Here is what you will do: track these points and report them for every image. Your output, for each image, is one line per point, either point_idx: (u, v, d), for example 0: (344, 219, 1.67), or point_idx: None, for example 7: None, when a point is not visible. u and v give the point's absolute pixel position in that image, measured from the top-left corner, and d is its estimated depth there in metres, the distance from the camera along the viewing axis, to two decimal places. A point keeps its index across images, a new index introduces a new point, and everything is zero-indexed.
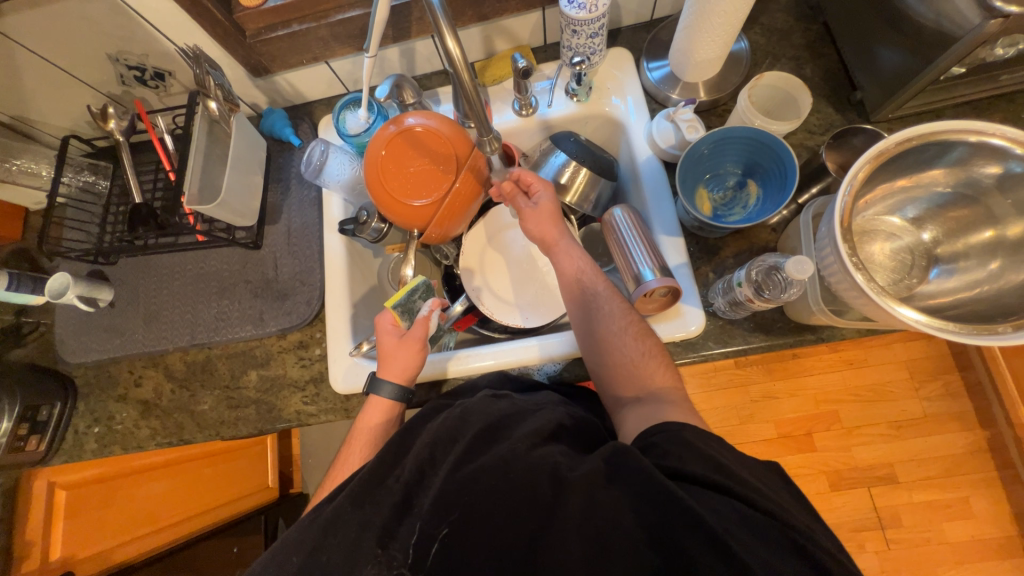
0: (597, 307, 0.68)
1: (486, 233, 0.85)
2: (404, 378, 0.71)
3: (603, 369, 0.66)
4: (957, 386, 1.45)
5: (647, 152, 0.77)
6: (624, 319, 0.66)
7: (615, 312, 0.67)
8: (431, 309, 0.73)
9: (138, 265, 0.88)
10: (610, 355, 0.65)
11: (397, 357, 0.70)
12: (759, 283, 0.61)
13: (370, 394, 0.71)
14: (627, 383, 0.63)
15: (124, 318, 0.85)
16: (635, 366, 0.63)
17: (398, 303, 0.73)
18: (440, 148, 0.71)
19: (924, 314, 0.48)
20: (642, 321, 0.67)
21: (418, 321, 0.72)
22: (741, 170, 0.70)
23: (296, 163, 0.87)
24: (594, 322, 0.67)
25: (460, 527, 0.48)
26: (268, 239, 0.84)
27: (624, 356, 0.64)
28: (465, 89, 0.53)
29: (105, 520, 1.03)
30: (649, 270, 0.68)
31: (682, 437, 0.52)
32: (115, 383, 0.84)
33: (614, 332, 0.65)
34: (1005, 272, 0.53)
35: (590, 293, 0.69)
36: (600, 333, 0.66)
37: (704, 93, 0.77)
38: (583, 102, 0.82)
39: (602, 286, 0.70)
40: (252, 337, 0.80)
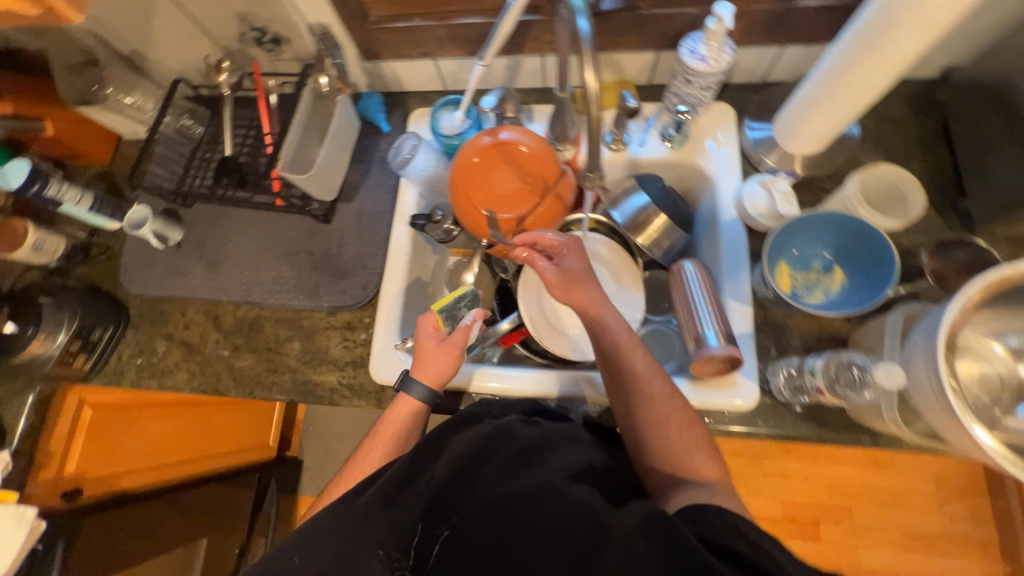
0: (637, 390, 0.63)
1: None
2: (436, 382, 0.70)
3: (643, 450, 0.63)
4: (985, 512, 1.37)
5: (731, 213, 0.75)
6: (669, 406, 0.62)
7: (654, 392, 0.63)
8: (474, 320, 0.72)
9: (211, 212, 0.90)
10: (652, 435, 0.62)
11: (432, 360, 0.70)
12: (833, 377, 0.58)
13: (401, 390, 0.71)
14: (670, 463, 0.61)
15: (187, 261, 0.88)
16: (677, 449, 0.61)
17: (444, 307, 0.73)
18: (530, 169, 0.71)
19: (995, 441, 0.46)
20: (687, 407, 0.64)
21: (459, 330, 0.71)
22: (830, 254, 0.68)
23: (381, 148, 0.88)
24: (633, 402, 0.64)
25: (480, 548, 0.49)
26: (339, 216, 0.86)
27: (665, 438, 0.61)
28: (590, 125, 0.54)
29: (118, 446, 1.05)
30: (713, 334, 0.66)
31: (727, 517, 0.50)
32: (165, 320, 0.86)
33: (654, 417, 0.62)
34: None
35: (631, 373, 0.64)
36: (638, 414, 0.63)
37: (800, 166, 0.76)
38: (676, 149, 0.81)
39: (641, 365, 0.64)
40: (304, 306, 0.82)
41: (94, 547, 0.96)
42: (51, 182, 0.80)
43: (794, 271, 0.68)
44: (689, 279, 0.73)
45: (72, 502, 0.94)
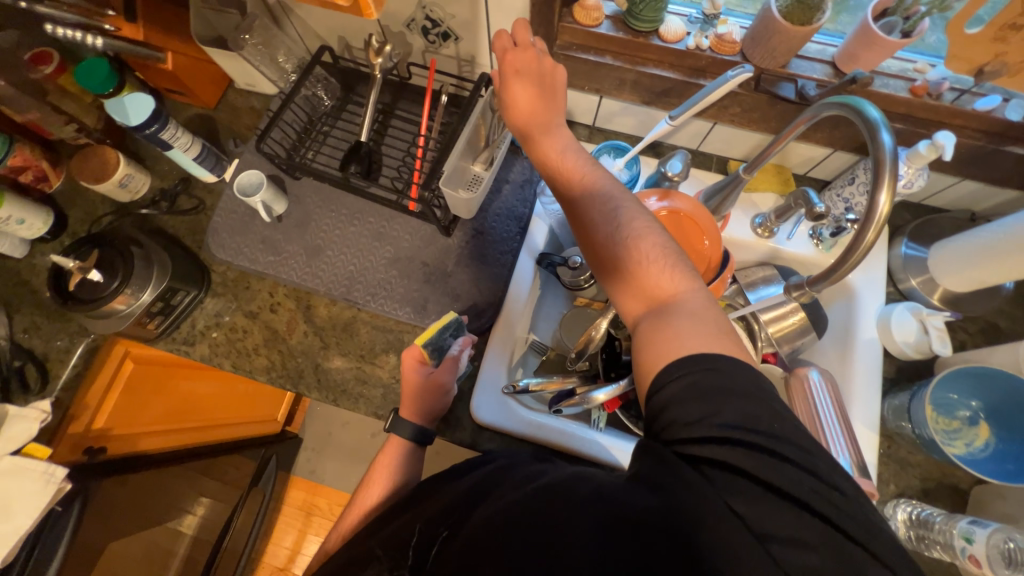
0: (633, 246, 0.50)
1: None
2: (427, 418, 0.68)
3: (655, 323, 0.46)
4: None
5: (872, 333, 0.73)
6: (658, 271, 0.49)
7: (610, 208, 0.52)
8: (462, 348, 0.70)
9: (321, 192, 0.84)
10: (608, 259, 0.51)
11: (421, 398, 0.67)
12: (1002, 555, 0.54)
13: (389, 431, 0.68)
14: (635, 294, 0.49)
15: (287, 239, 0.82)
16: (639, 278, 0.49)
17: (429, 340, 0.67)
18: (699, 246, 0.68)
19: None
20: (671, 245, 0.50)
21: (447, 365, 0.68)
22: (978, 406, 0.66)
23: (517, 170, 0.84)
24: (589, 222, 0.53)
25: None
26: (459, 231, 0.81)
27: (617, 255, 0.50)
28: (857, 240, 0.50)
29: (144, 405, 0.97)
30: (847, 461, 0.64)
31: None
32: (250, 296, 0.80)
33: (609, 232, 0.51)
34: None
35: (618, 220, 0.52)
36: (588, 230, 0.53)
37: (937, 296, 0.75)
38: (824, 251, 0.78)
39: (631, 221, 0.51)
40: (407, 321, 0.77)
41: (107, 507, 0.88)
42: (169, 126, 0.73)
43: (940, 415, 0.65)
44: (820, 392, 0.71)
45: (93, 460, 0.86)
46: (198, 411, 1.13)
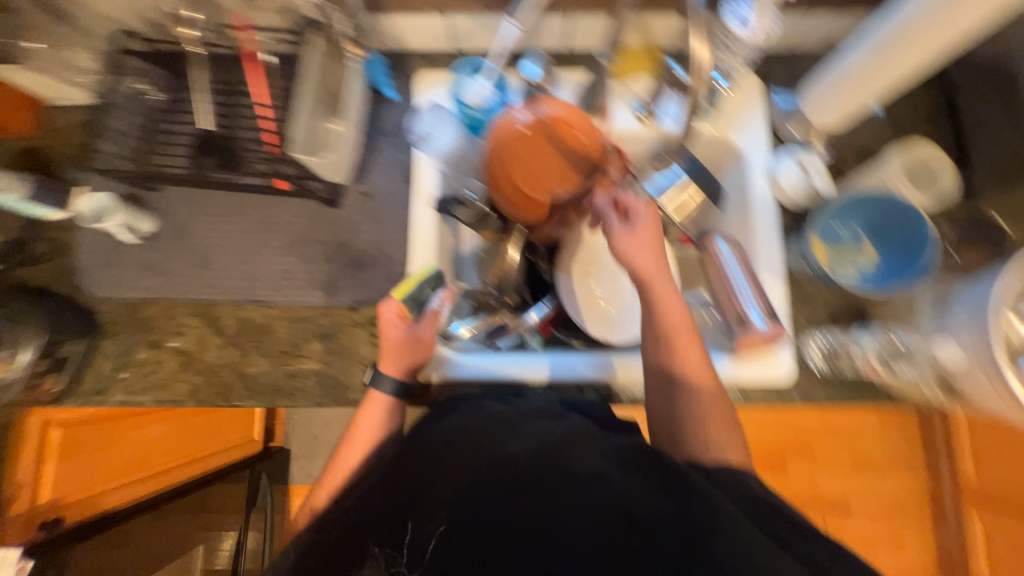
0: (685, 377, 0.64)
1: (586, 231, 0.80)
2: (406, 374, 0.70)
3: (669, 431, 0.64)
4: (918, 436, 1.60)
5: (765, 190, 0.76)
6: (707, 395, 0.63)
7: (694, 345, 0.65)
8: (441, 304, 0.71)
9: (188, 197, 0.77)
10: (672, 388, 0.64)
11: (400, 352, 0.69)
12: (885, 352, 0.67)
13: (370, 387, 0.70)
14: (669, 415, 0.64)
15: (168, 256, 0.75)
16: (694, 404, 0.63)
17: (408, 295, 0.70)
18: (577, 148, 0.66)
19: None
20: (716, 373, 0.65)
21: (428, 319, 0.70)
22: (863, 229, 0.73)
23: (389, 118, 0.79)
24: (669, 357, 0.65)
25: (492, 543, 0.48)
26: (347, 198, 0.77)
27: (687, 390, 0.64)
28: None
29: (92, 464, 0.94)
30: (758, 314, 0.69)
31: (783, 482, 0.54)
32: (149, 327, 0.74)
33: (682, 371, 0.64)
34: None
35: (665, 346, 0.65)
36: (664, 370, 0.65)
37: (819, 143, 0.77)
38: (708, 122, 0.78)
39: (687, 351, 0.64)
40: (320, 303, 0.74)
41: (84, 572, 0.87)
42: None
43: (832, 247, 0.73)
44: (726, 257, 0.73)
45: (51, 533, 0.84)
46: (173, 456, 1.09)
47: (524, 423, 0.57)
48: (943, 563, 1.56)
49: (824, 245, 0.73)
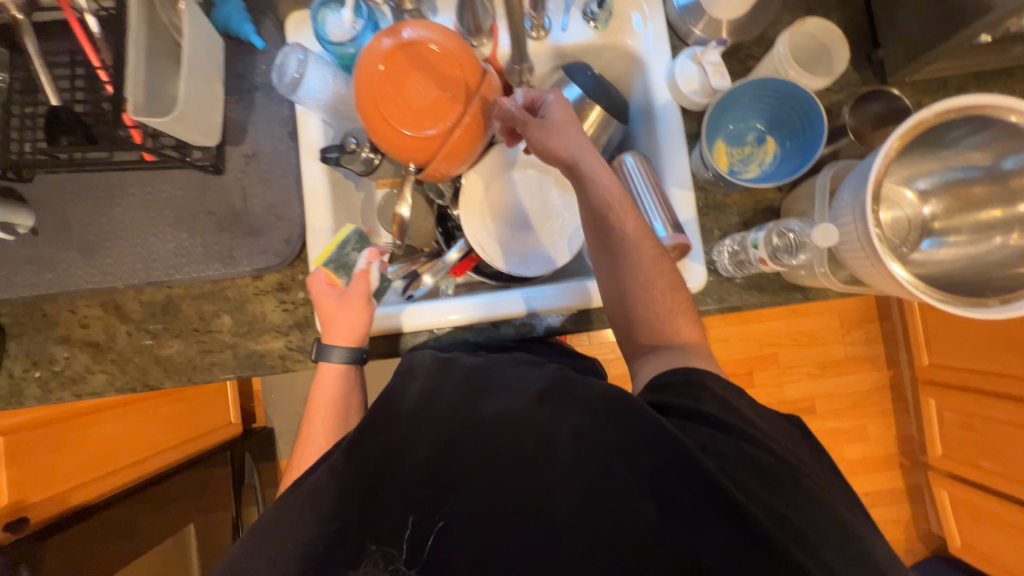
0: (632, 251, 0.62)
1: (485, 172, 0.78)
2: (352, 340, 0.67)
3: (620, 313, 0.65)
4: (877, 333, 1.63)
5: (666, 96, 0.72)
6: (655, 267, 0.62)
7: (646, 263, 0.62)
8: (369, 261, 0.68)
9: (62, 183, 0.71)
10: (637, 308, 0.63)
11: (338, 319, 0.66)
12: (775, 247, 0.61)
13: (318, 360, 0.68)
14: (648, 334, 0.63)
15: (54, 249, 0.71)
16: (660, 322, 0.63)
17: (330, 259, 0.68)
18: (448, 71, 0.63)
19: (908, 274, 0.51)
20: (673, 272, 0.64)
21: (357, 277, 0.67)
22: (763, 126, 0.71)
23: (262, 71, 0.74)
24: (621, 273, 0.63)
25: (465, 519, 0.48)
26: (231, 163, 0.73)
27: (650, 309, 0.62)
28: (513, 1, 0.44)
29: (53, 464, 0.93)
30: (661, 226, 0.67)
31: (701, 381, 0.55)
32: (53, 324, 0.72)
33: (643, 286, 0.62)
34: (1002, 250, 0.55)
35: (612, 232, 0.63)
36: (626, 287, 0.63)
37: (726, 34, 0.70)
38: (601, 29, 0.73)
39: (632, 226, 0.63)
40: (221, 276, 0.72)
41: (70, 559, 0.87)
42: None
43: (731, 148, 0.72)
44: (631, 173, 0.70)
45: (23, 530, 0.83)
46: (147, 440, 1.14)
47: (504, 382, 0.54)
48: (904, 447, 1.64)
49: (724, 147, 0.71)
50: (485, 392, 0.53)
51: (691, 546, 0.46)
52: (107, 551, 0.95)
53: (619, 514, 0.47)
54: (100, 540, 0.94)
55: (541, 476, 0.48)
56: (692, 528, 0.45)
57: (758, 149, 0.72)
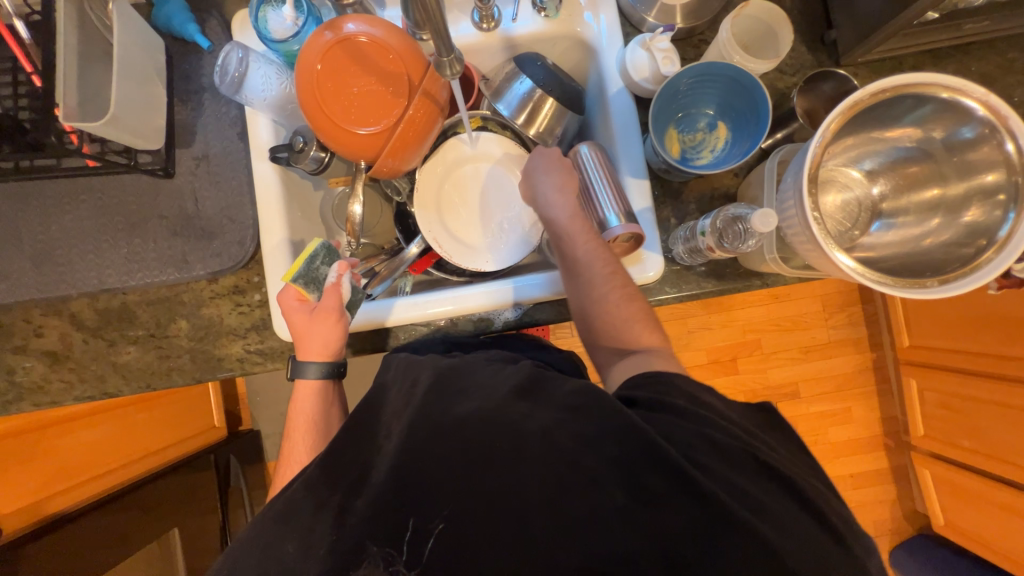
0: (585, 270, 0.64)
1: (442, 168, 0.78)
2: (327, 354, 0.66)
3: (583, 325, 0.67)
4: (859, 316, 1.61)
5: (619, 84, 0.71)
6: (609, 284, 0.63)
7: (599, 280, 0.63)
8: (341, 274, 0.66)
9: (11, 192, 0.70)
10: (597, 321, 0.64)
11: (313, 335, 0.65)
12: (721, 231, 0.61)
13: (295, 377, 0.67)
14: (612, 341, 0.65)
15: (4, 258, 0.70)
16: (620, 331, 0.64)
17: (297, 274, 0.63)
18: (387, 65, 0.63)
19: (855, 263, 0.51)
20: (628, 284, 0.65)
21: (330, 291, 0.64)
22: (714, 112, 0.71)
23: (208, 72, 0.73)
24: (579, 290, 0.65)
25: (467, 512, 0.45)
26: (181, 166, 0.72)
27: (609, 321, 0.64)
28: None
29: (26, 473, 0.92)
30: (614, 216, 0.66)
31: (667, 387, 0.54)
32: (8, 334, 0.71)
33: (598, 300, 0.63)
34: (947, 228, 0.55)
35: (569, 256, 0.65)
36: (585, 304, 0.64)
37: (680, 20, 0.69)
38: (552, 18, 0.72)
39: (585, 248, 0.65)
40: (176, 280, 0.71)
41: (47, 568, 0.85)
42: None
43: (682, 135, 0.72)
44: (585, 162, 0.70)
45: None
46: (130, 444, 1.15)
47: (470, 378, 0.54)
48: (889, 428, 1.63)
49: (675, 134, 0.72)
50: (431, 389, 0.53)
51: (664, 539, 0.44)
52: (97, 551, 0.95)
53: (564, 507, 0.46)
54: (90, 540, 0.95)
55: (511, 476, 0.46)
56: (637, 518, 0.45)
57: (710, 135, 0.72)
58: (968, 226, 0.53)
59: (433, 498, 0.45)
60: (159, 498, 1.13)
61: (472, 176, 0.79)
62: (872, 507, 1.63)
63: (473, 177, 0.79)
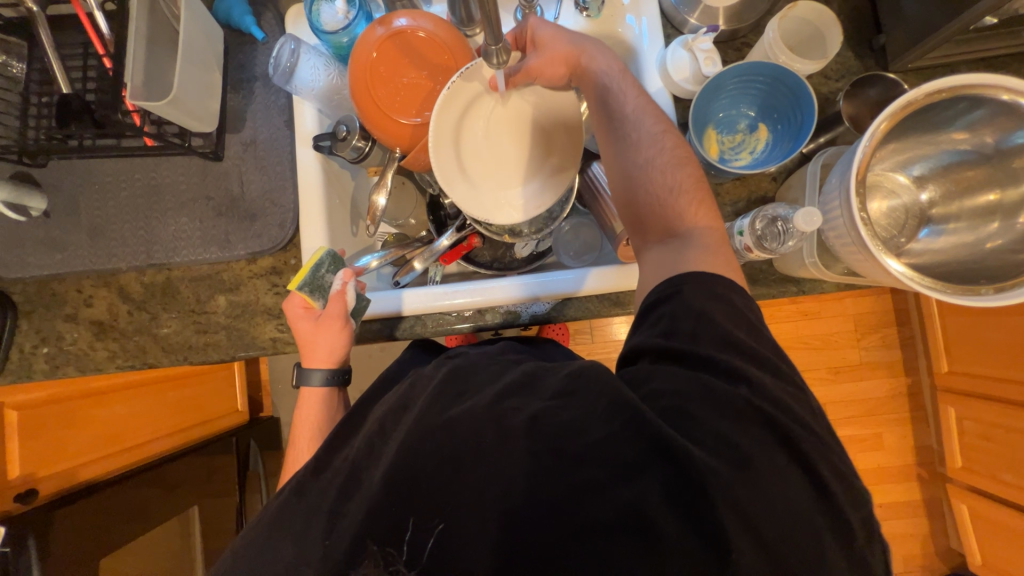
0: (633, 127, 0.59)
1: (454, 152, 0.64)
2: (332, 361, 0.66)
3: (628, 209, 0.59)
4: (895, 338, 1.55)
5: (658, 85, 0.71)
6: (659, 143, 0.58)
7: (648, 138, 0.58)
8: (346, 281, 0.65)
9: (75, 170, 0.74)
10: (641, 189, 0.57)
11: (319, 342, 0.64)
12: (760, 234, 0.60)
13: (300, 385, 0.66)
14: (656, 220, 0.56)
15: (64, 231, 0.74)
16: (667, 199, 0.56)
17: (304, 282, 0.64)
18: (438, 60, 0.65)
19: (910, 271, 0.50)
20: (680, 146, 0.58)
21: (334, 298, 0.64)
22: (755, 113, 0.71)
23: (261, 62, 0.76)
24: (625, 149, 0.59)
25: (467, 514, 0.43)
26: (230, 150, 0.75)
27: (656, 190, 0.56)
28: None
29: (66, 441, 0.93)
30: None
31: (683, 301, 0.49)
32: (61, 302, 0.75)
33: (646, 162, 0.57)
34: (1004, 233, 0.53)
35: (615, 111, 0.60)
36: (631, 161, 0.58)
37: (724, 22, 0.69)
38: (594, 18, 0.73)
39: (633, 107, 0.59)
40: (217, 259, 0.74)
41: (70, 535, 0.86)
42: None
43: (721, 136, 0.71)
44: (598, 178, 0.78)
45: (31, 502, 0.83)
46: (175, 417, 1.20)
47: (483, 370, 0.53)
48: (924, 458, 1.55)
49: (714, 135, 0.71)
50: (449, 377, 0.52)
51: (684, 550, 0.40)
52: (121, 520, 0.98)
53: None
54: (118, 509, 0.97)
55: (513, 480, 0.43)
56: None
57: (750, 137, 0.71)
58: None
59: (436, 491, 0.43)
60: (184, 474, 1.16)
61: (479, 121, 0.67)
62: (900, 540, 1.55)
63: (473, 128, 0.66)
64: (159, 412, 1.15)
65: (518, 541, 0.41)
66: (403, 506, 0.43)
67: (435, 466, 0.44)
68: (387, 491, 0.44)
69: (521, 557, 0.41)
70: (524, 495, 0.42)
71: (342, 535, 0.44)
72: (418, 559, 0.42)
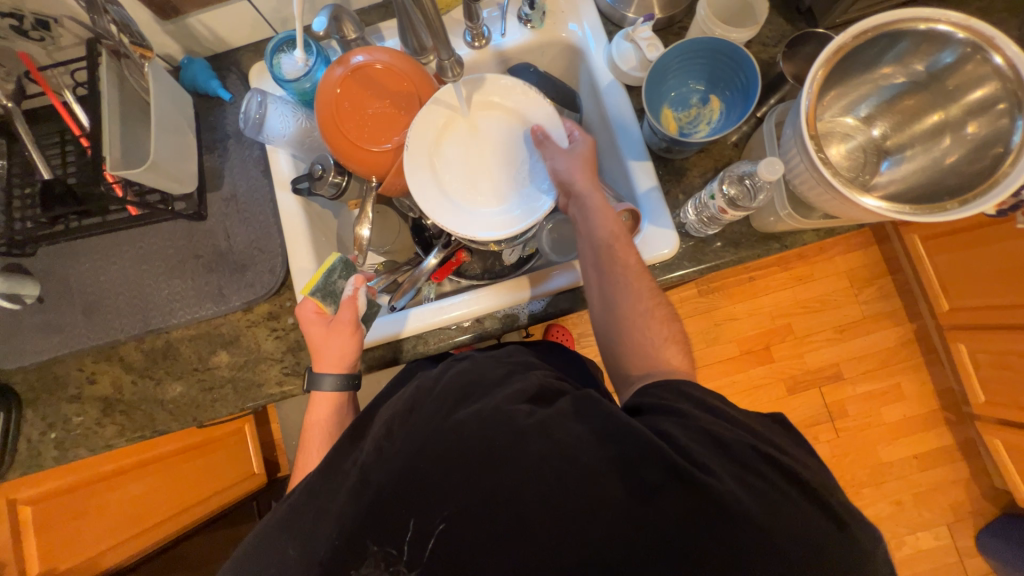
0: (624, 278, 0.60)
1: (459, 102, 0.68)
2: (344, 366, 0.65)
3: (609, 342, 0.62)
4: (890, 287, 1.56)
5: (609, 78, 0.74)
6: (646, 298, 0.60)
7: (640, 289, 0.60)
8: (358, 286, 0.65)
9: (65, 252, 0.76)
10: (629, 332, 0.59)
11: (329, 347, 0.64)
12: (733, 195, 0.63)
13: (312, 390, 0.66)
14: (636, 361, 0.58)
15: (60, 312, 0.74)
16: (650, 346, 0.58)
17: (316, 288, 0.64)
18: (398, 87, 0.68)
19: (882, 202, 0.51)
20: (665, 301, 0.61)
21: (345, 304, 0.64)
22: (704, 87, 0.75)
23: (231, 120, 0.80)
24: (615, 293, 0.60)
25: (487, 506, 0.42)
26: (212, 207, 0.77)
27: (641, 335, 0.59)
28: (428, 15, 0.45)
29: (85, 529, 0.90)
30: None
31: (677, 387, 0.51)
32: (63, 384, 0.75)
33: (637, 311, 0.59)
34: (957, 147, 0.56)
35: (610, 254, 0.61)
36: (621, 308, 0.60)
37: (659, 10, 0.73)
38: (538, 28, 0.77)
39: (627, 255, 0.61)
40: (213, 314, 0.75)
41: None
42: None
43: (678, 112, 0.76)
44: None
45: None
46: (196, 487, 1.16)
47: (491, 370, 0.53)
48: (946, 400, 1.54)
49: (670, 113, 0.75)
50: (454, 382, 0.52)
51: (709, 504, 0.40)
52: None
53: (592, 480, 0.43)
54: None
55: (529, 469, 0.43)
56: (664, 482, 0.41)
57: (704, 109, 0.75)
58: (974, 141, 0.54)
59: (453, 492, 0.43)
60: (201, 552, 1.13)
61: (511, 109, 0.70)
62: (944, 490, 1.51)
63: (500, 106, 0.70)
64: (178, 485, 1.11)
65: (547, 517, 0.42)
66: (423, 514, 0.43)
67: (450, 470, 0.44)
68: (406, 502, 0.44)
69: (551, 534, 0.41)
70: (543, 478, 0.43)
71: (356, 537, 0.44)
72: (418, 559, 0.42)
